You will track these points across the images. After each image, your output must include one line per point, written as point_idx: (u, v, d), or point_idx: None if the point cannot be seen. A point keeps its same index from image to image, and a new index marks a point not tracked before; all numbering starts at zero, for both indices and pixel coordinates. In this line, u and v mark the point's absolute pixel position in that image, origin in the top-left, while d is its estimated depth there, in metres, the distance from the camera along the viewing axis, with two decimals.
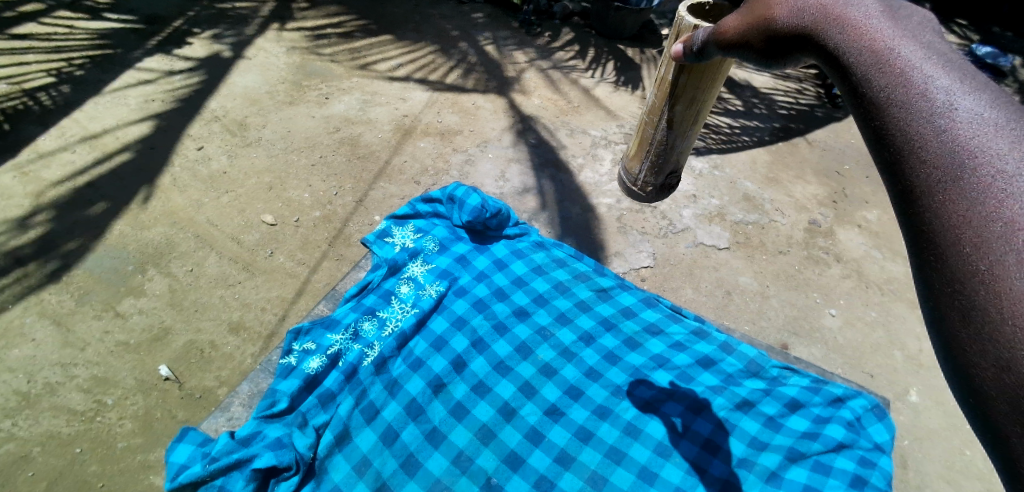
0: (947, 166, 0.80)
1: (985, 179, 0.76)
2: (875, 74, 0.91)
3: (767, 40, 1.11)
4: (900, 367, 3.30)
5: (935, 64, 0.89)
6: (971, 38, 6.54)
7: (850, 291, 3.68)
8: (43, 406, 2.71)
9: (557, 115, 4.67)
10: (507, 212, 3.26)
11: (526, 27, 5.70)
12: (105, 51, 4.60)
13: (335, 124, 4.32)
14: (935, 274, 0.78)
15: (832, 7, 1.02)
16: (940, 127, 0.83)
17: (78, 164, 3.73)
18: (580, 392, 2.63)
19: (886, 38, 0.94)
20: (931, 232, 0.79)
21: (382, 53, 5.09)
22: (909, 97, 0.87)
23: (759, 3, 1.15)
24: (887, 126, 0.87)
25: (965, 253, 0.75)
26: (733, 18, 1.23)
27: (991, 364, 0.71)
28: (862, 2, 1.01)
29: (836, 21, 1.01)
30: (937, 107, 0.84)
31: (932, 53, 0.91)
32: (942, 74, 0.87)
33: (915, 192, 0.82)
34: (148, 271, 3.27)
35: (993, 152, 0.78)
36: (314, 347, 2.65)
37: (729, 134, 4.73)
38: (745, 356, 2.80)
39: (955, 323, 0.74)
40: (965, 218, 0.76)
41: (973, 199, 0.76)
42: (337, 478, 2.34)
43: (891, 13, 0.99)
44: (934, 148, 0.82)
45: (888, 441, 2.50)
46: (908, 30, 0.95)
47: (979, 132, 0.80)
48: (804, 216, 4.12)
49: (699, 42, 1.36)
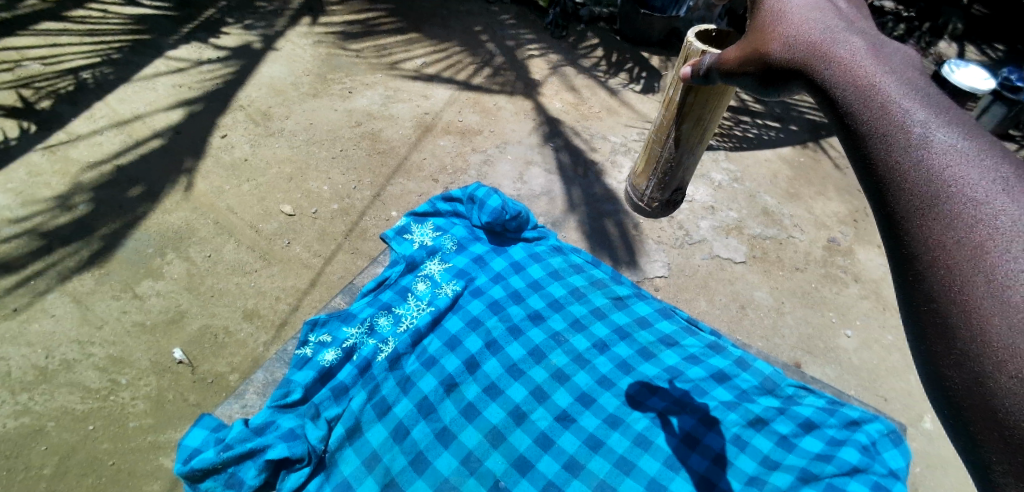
0: (923, 194, 0.81)
1: (957, 205, 0.78)
2: (857, 104, 0.94)
3: (760, 69, 1.16)
4: (915, 392, 3.26)
5: (914, 100, 0.91)
6: (1003, 58, 6.41)
7: (868, 312, 3.63)
8: (59, 381, 2.76)
9: (578, 120, 4.67)
10: (526, 215, 3.25)
11: (552, 29, 5.68)
12: (140, 36, 4.66)
13: (357, 118, 4.35)
14: (915, 294, 0.79)
15: (820, 45, 1.07)
16: (916, 157, 0.85)
17: (107, 145, 3.80)
18: (592, 400, 2.63)
19: (869, 71, 0.97)
20: (909, 252, 0.80)
21: (408, 50, 5.11)
22: (889, 128, 0.89)
23: (755, 33, 1.20)
24: (868, 154, 0.90)
25: (938, 275, 0.76)
26: (733, 49, 1.29)
27: (963, 380, 0.71)
28: (850, 42, 1.05)
29: (824, 58, 1.04)
30: (915, 138, 0.86)
31: (912, 89, 0.94)
32: (919, 109, 0.90)
33: (896, 218, 0.83)
34: (168, 254, 3.31)
35: (965, 182, 0.80)
36: (330, 340, 2.67)
37: (749, 147, 4.68)
38: (761, 373, 2.76)
39: (932, 340, 0.75)
40: (940, 241, 0.77)
41: (947, 223, 0.78)
42: (346, 472, 2.36)
43: (877, 50, 1.02)
44: (909, 174, 0.84)
45: (904, 467, 2.46)
46: (891, 67, 0.98)
47: (952, 163, 0.82)
48: (823, 233, 4.07)
49: (704, 66, 1.44)
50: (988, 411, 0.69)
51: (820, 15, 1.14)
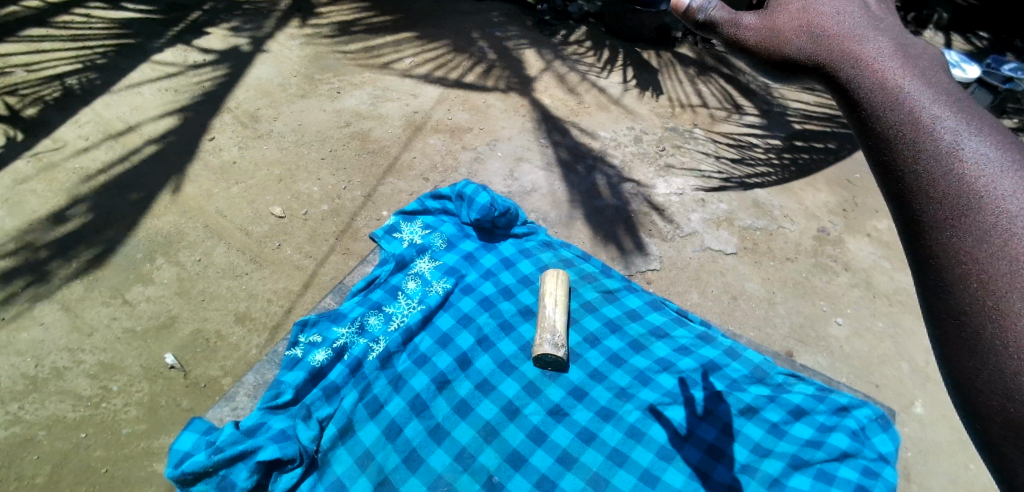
0: (955, 203, 0.80)
1: (991, 218, 0.77)
2: (882, 107, 0.93)
3: (780, 57, 1.13)
4: (906, 378, 3.28)
5: (942, 105, 0.90)
6: (988, 46, 6.46)
7: (858, 300, 3.65)
8: (50, 390, 2.74)
9: (568, 115, 4.67)
10: (515, 211, 3.25)
11: (541, 26, 5.67)
12: (125, 40, 4.62)
13: (346, 118, 4.34)
14: (942, 310, 0.78)
15: (845, 42, 1.05)
16: (948, 166, 0.83)
17: (93, 151, 3.77)
18: (584, 393, 2.64)
19: (892, 72, 0.96)
20: (938, 267, 0.79)
21: (396, 50, 5.09)
22: (919, 136, 0.87)
23: (777, 20, 1.16)
24: (895, 160, 0.88)
25: (973, 292, 0.75)
26: (751, 16, 1.21)
27: (998, 399, 0.71)
28: (876, 42, 1.03)
29: (849, 58, 1.02)
30: (945, 147, 0.85)
31: (942, 94, 0.91)
32: (948, 114, 0.88)
33: (924, 228, 0.82)
34: (157, 259, 3.29)
35: (999, 192, 0.78)
36: (320, 340, 2.66)
37: (747, 150, 4.60)
38: (751, 362, 2.78)
39: (961, 359, 0.75)
40: (974, 258, 0.76)
41: (982, 239, 0.76)
42: (339, 471, 2.35)
43: (900, 46, 1.01)
44: (940, 184, 0.82)
45: (893, 451, 2.49)
46: (919, 71, 0.96)
47: (986, 173, 0.80)
48: (813, 224, 4.09)
49: (706, 12, 1.28)
50: (1018, 428, 0.69)
51: (842, 3, 1.12)
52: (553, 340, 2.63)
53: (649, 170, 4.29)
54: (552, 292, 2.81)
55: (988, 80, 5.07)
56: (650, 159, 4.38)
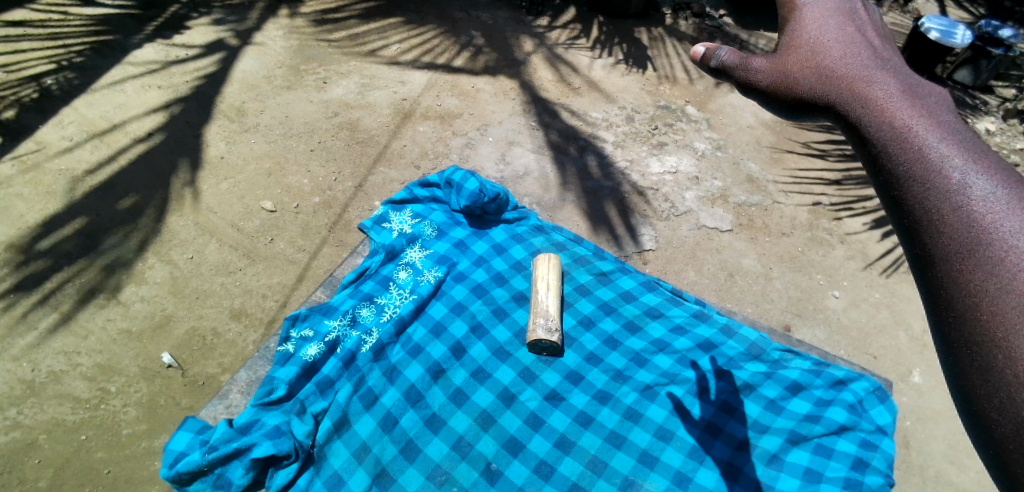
0: (963, 238, 0.90)
1: (997, 251, 0.86)
2: (893, 149, 1.06)
3: (801, 101, 1.29)
4: (904, 348, 3.28)
5: (952, 148, 1.01)
6: (981, 10, 6.35)
7: (854, 272, 3.63)
8: (48, 394, 2.73)
9: (558, 97, 4.61)
10: (505, 196, 3.23)
11: (528, 5, 5.53)
12: (103, 37, 4.54)
13: (334, 108, 4.28)
14: (954, 336, 0.86)
15: (860, 89, 1.20)
16: (957, 203, 0.93)
17: (79, 152, 3.71)
18: (580, 377, 2.63)
19: (904, 116, 1.10)
20: (948, 295, 0.88)
21: (381, 36, 5.00)
22: (930, 174, 0.99)
23: (796, 72, 1.31)
24: (906, 195, 0.99)
25: (982, 320, 0.83)
26: (762, 60, 1.38)
27: (1009, 425, 0.77)
28: (887, 88, 1.18)
29: (866, 102, 1.17)
30: (953, 185, 0.96)
31: (950, 137, 1.04)
32: (961, 159, 0.99)
33: (933, 259, 0.92)
34: (149, 259, 3.27)
35: (1006, 228, 0.88)
36: (312, 334, 2.64)
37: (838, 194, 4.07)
38: (747, 339, 2.76)
39: (975, 383, 0.82)
40: (981, 286, 0.85)
41: (989, 270, 0.85)
42: (337, 464, 2.35)
43: (910, 92, 1.16)
44: (949, 219, 0.93)
45: (890, 422, 2.50)
46: (931, 117, 1.08)
47: (993, 209, 0.90)
48: (808, 197, 4.05)
49: (718, 58, 1.43)
50: None
51: (855, 52, 1.29)
52: (545, 325, 2.62)
53: (641, 149, 4.25)
54: (544, 277, 2.80)
55: (982, 46, 5.00)
56: (642, 138, 4.34)
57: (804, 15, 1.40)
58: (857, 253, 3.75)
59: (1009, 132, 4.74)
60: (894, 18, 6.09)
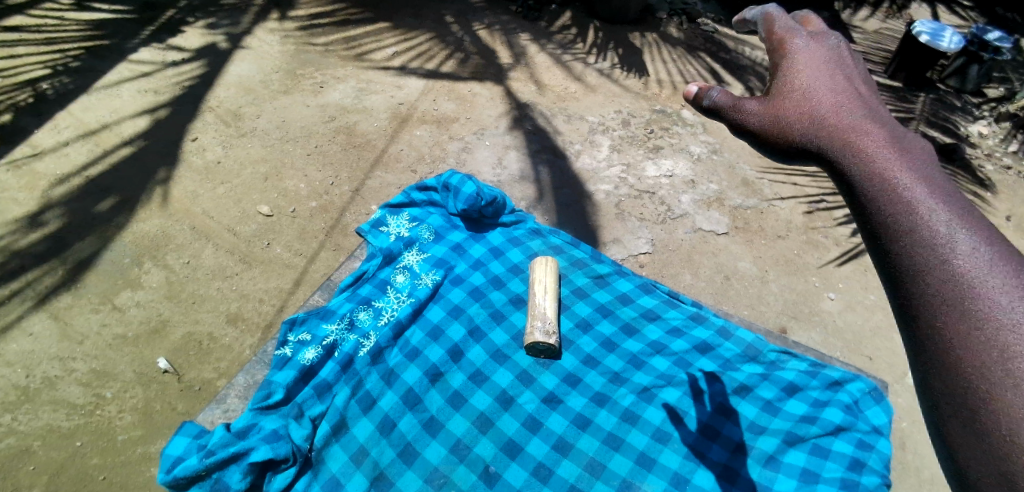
0: (957, 305, 0.86)
1: (992, 323, 0.82)
2: (885, 202, 1.01)
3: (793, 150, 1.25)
4: (899, 350, 3.29)
5: (943, 203, 0.97)
6: (973, 15, 6.41)
7: (849, 275, 3.65)
8: (42, 400, 2.72)
9: (554, 102, 4.63)
10: (502, 200, 3.23)
11: (524, 11, 5.56)
12: (99, 41, 4.53)
13: (331, 113, 4.28)
14: (949, 409, 0.82)
15: (849, 138, 1.16)
16: (950, 267, 0.89)
17: (75, 157, 3.70)
18: (578, 379, 2.63)
19: (893, 167, 1.06)
20: (944, 366, 0.84)
21: (378, 41, 5.01)
22: (922, 232, 0.94)
23: (787, 117, 1.27)
24: (898, 253, 0.95)
25: (980, 397, 0.79)
26: (752, 103, 1.34)
27: None
28: (875, 136, 1.14)
29: (856, 151, 1.13)
30: (946, 246, 0.91)
31: (941, 191, 1.00)
32: (952, 215, 0.94)
33: (927, 326, 0.87)
34: (145, 264, 3.26)
35: (1001, 298, 0.84)
36: (309, 338, 2.64)
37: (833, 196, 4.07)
38: (743, 341, 2.78)
39: (971, 461, 0.78)
40: (977, 360, 0.81)
41: (984, 344, 0.81)
42: (335, 468, 2.34)
43: (898, 142, 1.12)
44: (942, 284, 0.88)
45: (886, 423, 2.52)
46: (920, 169, 1.05)
47: (986, 274, 0.86)
48: (804, 202, 4.05)
49: (710, 98, 1.38)
50: None
51: (844, 100, 1.26)
52: (543, 328, 2.62)
53: (638, 153, 4.26)
54: (541, 279, 2.80)
55: (974, 50, 5.06)
56: (638, 142, 4.35)
57: (796, 54, 1.37)
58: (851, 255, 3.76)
59: (1002, 135, 4.77)
60: (888, 24, 6.14)
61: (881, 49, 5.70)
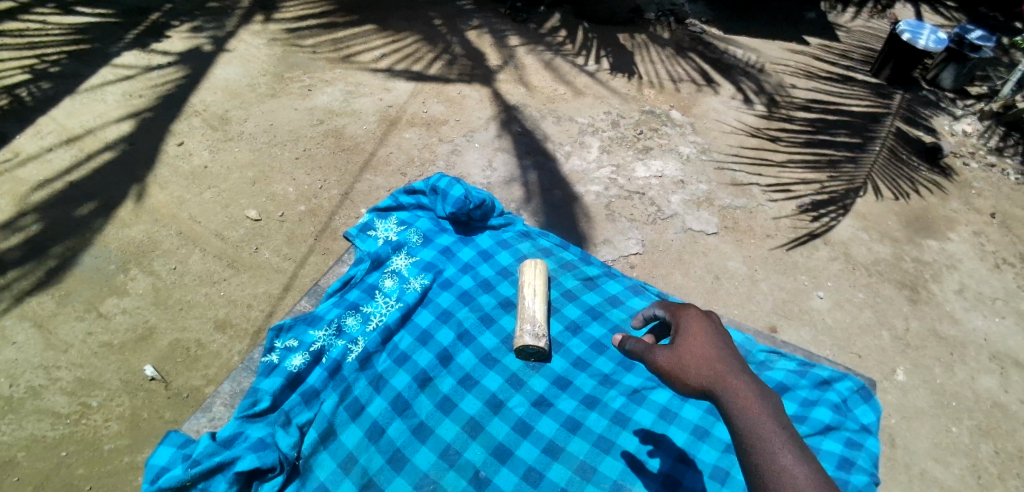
0: None
1: None
2: (766, 475, 1.42)
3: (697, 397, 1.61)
4: (888, 347, 3.31)
5: (804, 475, 1.40)
6: (956, 15, 6.47)
7: (838, 273, 3.66)
8: (27, 409, 2.67)
9: (544, 103, 4.63)
10: (491, 202, 3.22)
11: (513, 13, 5.56)
12: (82, 46, 4.48)
13: (319, 116, 4.26)
14: None
15: (734, 396, 1.54)
16: None
17: (58, 163, 3.66)
18: (568, 382, 2.63)
19: (767, 434, 1.47)
20: None
21: (366, 43, 4.99)
22: None
23: (687, 365, 1.62)
24: None
25: None
26: (661, 350, 1.68)
27: None
28: (750, 394, 1.54)
29: (741, 411, 1.51)
30: None
31: (801, 463, 1.43)
32: (806, 487, 1.37)
33: None
34: (131, 270, 3.22)
35: None
36: (296, 345, 2.63)
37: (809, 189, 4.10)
38: (732, 342, 2.78)
39: None
40: None
41: None
42: (323, 476, 2.32)
43: (764, 403, 1.53)
44: None
45: (874, 421, 2.53)
46: (783, 437, 1.47)
47: None
48: (787, 200, 4.06)
49: (628, 345, 1.76)
50: None
51: (727, 354, 1.63)
52: (532, 331, 2.61)
53: (627, 154, 4.27)
54: (530, 282, 2.80)
55: (959, 50, 5.13)
56: (628, 142, 4.36)
57: (688, 320, 1.74)
58: (839, 252, 3.78)
59: (984, 133, 4.82)
60: (873, 24, 6.19)
61: (866, 47, 5.74)
